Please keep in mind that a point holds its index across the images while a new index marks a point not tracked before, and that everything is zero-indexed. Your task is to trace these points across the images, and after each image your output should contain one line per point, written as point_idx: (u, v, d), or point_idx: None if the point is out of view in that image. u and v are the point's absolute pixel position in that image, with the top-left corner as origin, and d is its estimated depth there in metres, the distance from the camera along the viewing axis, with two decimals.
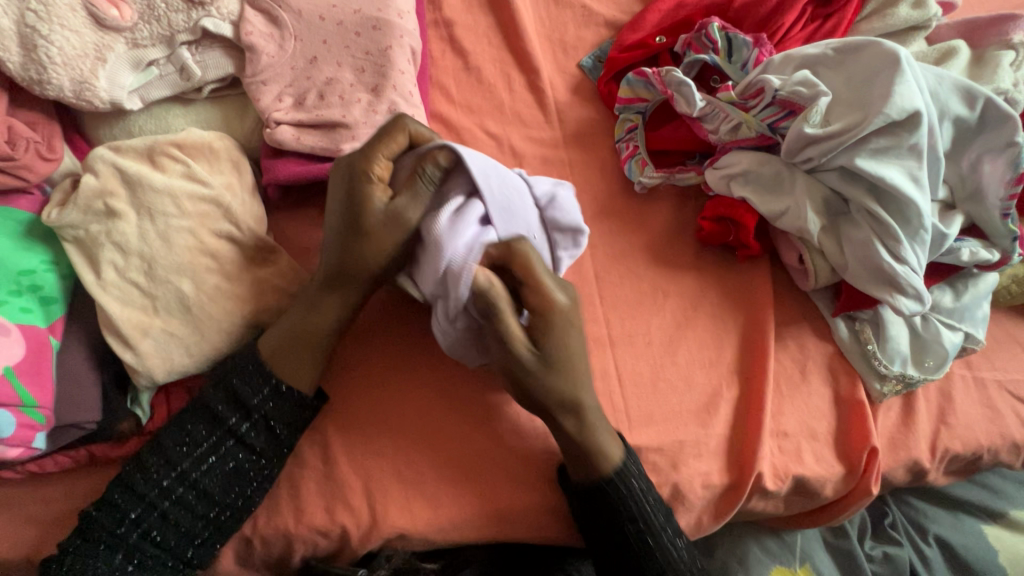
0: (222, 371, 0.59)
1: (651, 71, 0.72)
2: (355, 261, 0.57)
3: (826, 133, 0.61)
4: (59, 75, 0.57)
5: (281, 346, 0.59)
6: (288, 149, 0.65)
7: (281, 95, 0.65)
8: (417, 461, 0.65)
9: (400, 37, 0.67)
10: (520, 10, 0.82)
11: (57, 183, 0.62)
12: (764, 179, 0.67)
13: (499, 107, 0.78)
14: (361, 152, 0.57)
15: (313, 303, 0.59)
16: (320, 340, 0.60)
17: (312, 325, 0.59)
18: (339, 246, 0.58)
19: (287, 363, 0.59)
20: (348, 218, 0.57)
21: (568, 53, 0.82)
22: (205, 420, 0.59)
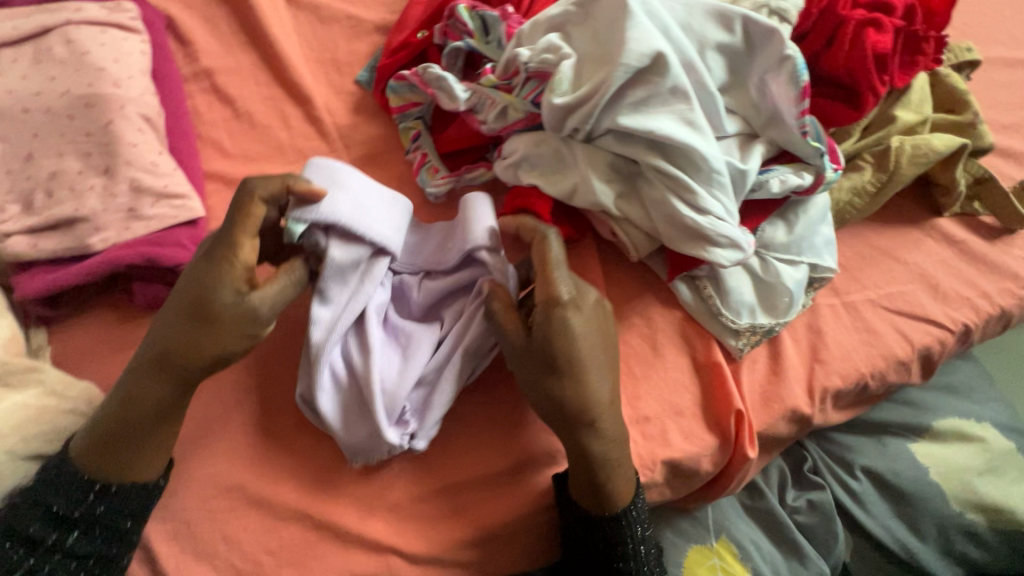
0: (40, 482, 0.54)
1: (409, 72, 0.67)
2: (185, 354, 0.53)
3: (577, 99, 0.56)
4: None
5: (102, 442, 0.54)
6: (32, 260, 0.60)
7: (4, 204, 0.59)
8: (254, 550, 0.60)
9: (120, 108, 0.62)
10: (278, 37, 0.75)
11: None
12: (546, 159, 0.62)
13: (278, 148, 0.72)
14: (224, 236, 0.54)
15: (128, 389, 0.54)
16: (146, 420, 0.54)
17: (127, 420, 0.54)
18: (166, 343, 0.54)
19: (112, 459, 0.54)
20: (180, 335, 0.53)
21: (342, 71, 0.76)
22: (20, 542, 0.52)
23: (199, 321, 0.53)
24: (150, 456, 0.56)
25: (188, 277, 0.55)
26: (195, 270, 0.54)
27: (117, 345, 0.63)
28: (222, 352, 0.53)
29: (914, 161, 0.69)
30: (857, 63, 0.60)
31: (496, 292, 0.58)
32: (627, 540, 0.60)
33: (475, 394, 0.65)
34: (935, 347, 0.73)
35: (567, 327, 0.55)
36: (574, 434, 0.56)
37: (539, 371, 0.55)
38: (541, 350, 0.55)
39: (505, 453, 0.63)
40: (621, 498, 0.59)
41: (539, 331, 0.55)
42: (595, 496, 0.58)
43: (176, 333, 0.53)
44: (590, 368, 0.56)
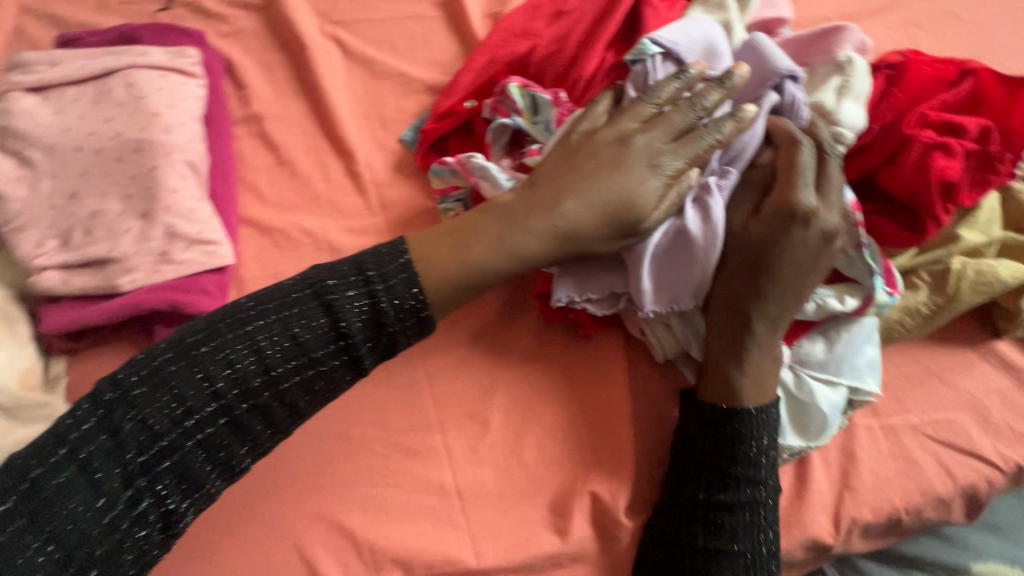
0: (268, 304, 0.51)
1: (452, 157, 0.66)
2: (574, 224, 0.56)
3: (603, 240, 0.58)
4: None
5: (426, 248, 0.56)
6: (62, 295, 0.61)
7: (43, 238, 0.60)
8: None
9: (167, 153, 0.63)
10: (329, 90, 0.76)
11: None
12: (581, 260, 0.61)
13: (315, 200, 0.73)
14: (646, 134, 0.57)
15: (520, 237, 0.56)
16: (482, 273, 0.56)
17: (506, 233, 0.57)
18: (598, 206, 0.56)
19: (434, 266, 0.55)
20: (606, 189, 0.56)
21: (387, 128, 0.76)
22: (241, 341, 0.50)
23: (611, 193, 0.56)
24: (459, 298, 0.56)
25: (560, 184, 0.57)
26: (624, 129, 0.58)
27: None
28: (591, 242, 0.57)
29: (975, 289, 0.65)
30: (920, 189, 0.56)
31: (785, 141, 0.56)
32: (751, 521, 0.57)
33: (481, 477, 0.62)
34: (982, 485, 0.68)
35: (820, 235, 0.55)
36: (733, 334, 0.58)
37: (746, 278, 0.57)
38: (748, 269, 0.57)
39: (507, 546, 0.60)
40: (768, 402, 0.59)
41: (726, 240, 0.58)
42: (726, 392, 0.58)
43: (568, 185, 0.57)
44: (814, 280, 0.57)
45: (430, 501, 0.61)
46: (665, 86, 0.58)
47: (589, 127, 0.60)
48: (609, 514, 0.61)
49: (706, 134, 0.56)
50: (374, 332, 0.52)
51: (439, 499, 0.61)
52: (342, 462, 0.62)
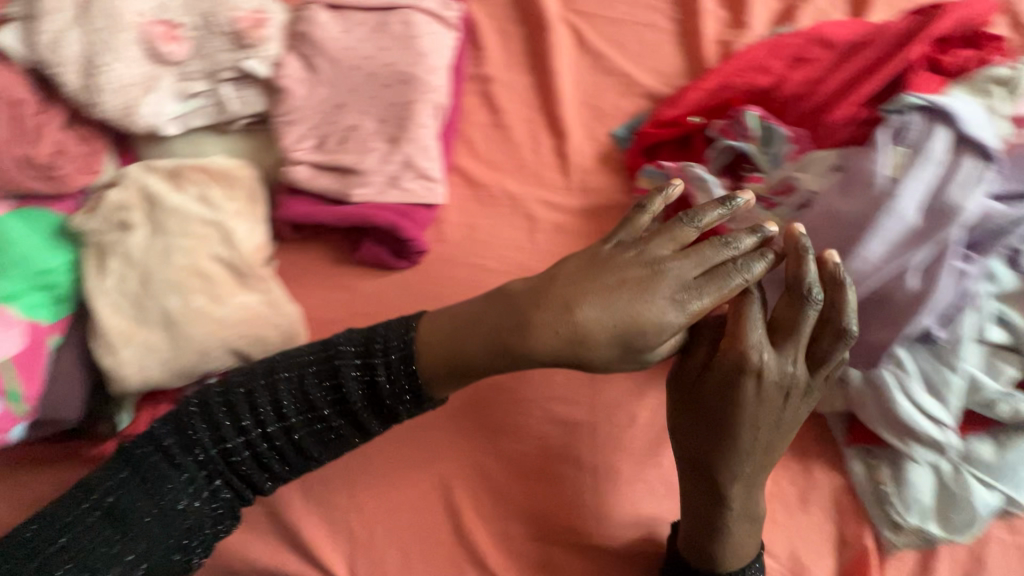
0: (330, 349, 0.55)
1: (670, 163, 0.69)
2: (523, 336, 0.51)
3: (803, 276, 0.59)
4: (111, 99, 0.62)
5: (444, 340, 0.54)
6: (303, 189, 0.68)
7: (304, 136, 0.67)
8: (370, 518, 0.64)
9: (425, 92, 0.68)
10: (559, 73, 0.81)
11: (95, 192, 0.66)
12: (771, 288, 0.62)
13: (520, 167, 0.78)
14: (654, 247, 0.53)
15: (517, 342, 0.51)
16: (507, 366, 0.53)
17: (497, 336, 0.53)
18: (622, 325, 0.50)
19: (439, 346, 0.54)
20: (625, 311, 0.50)
21: (600, 121, 0.80)
22: (325, 382, 0.54)
23: (555, 305, 0.51)
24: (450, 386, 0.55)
25: (563, 274, 0.53)
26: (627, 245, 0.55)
27: (328, 283, 0.71)
28: (594, 357, 0.51)
29: None
30: None
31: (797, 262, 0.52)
32: None
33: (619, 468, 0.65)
34: None
35: (755, 388, 0.53)
36: (705, 506, 0.57)
37: (700, 432, 0.56)
38: (720, 404, 0.54)
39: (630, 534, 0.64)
40: (742, 553, 0.57)
41: (725, 376, 0.53)
42: (703, 557, 0.57)
43: (587, 292, 0.51)
44: (763, 432, 0.55)
45: (562, 468, 0.65)
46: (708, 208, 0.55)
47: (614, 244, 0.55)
48: None
49: (735, 274, 0.51)
50: (373, 402, 0.54)
51: (573, 469, 0.64)
52: (388, 486, 0.64)
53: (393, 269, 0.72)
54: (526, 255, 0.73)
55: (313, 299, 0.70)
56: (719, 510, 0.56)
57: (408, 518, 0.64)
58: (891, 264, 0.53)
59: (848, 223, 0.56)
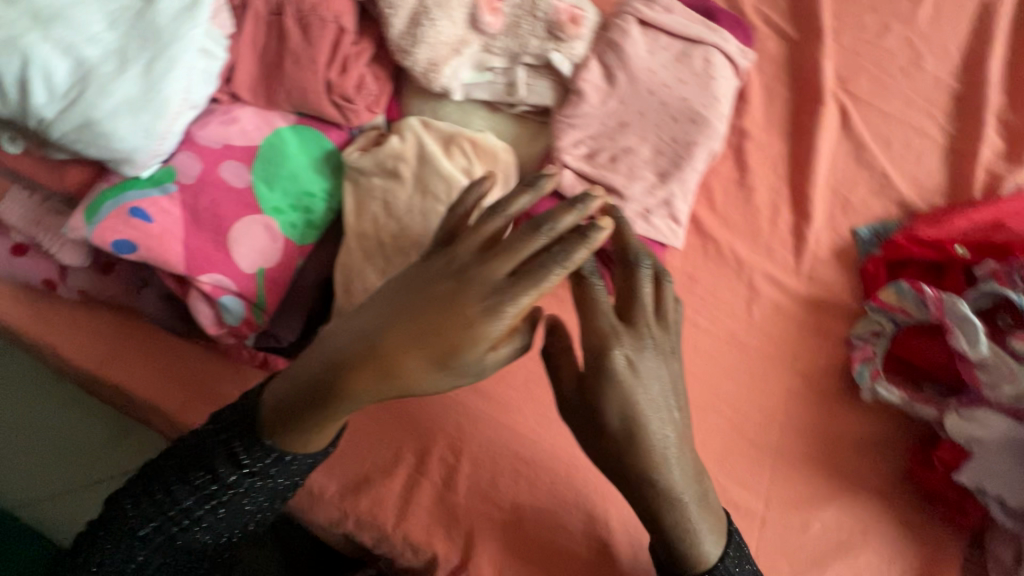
0: (227, 424, 0.52)
1: (930, 288, 0.64)
2: (394, 386, 0.43)
3: None
4: (423, 52, 0.63)
5: (281, 403, 0.48)
6: (559, 192, 0.67)
7: (580, 142, 0.66)
8: (524, 514, 0.63)
9: (710, 138, 0.67)
10: (819, 151, 0.78)
11: (365, 130, 0.67)
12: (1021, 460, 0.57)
13: (754, 234, 0.75)
14: (470, 261, 0.44)
15: (337, 381, 0.44)
16: (330, 415, 0.46)
17: (318, 384, 0.45)
18: (430, 351, 0.42)
19: (281, 424, 0.49)
20: (433, 331, 0.42)
21: (847, 213, 0.77)
22: (219, 453, 0.52)
23: (443, 343, 0.41)
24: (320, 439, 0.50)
25: (387, 312, 0.43)
26: (461, 266, 0.44)
27: None
28: (409, 384, 0.43)
29: None
30: None
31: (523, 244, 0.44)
32: None
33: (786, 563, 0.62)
34: None
35: (628, 366, 0.47)
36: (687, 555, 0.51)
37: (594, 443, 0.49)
38: (582, 408, 0.47)
39: None
40: (710, 531, 0.51)
41: (591, 351, 0.47)
42: None
43: (404, 338, 0.42)
44: (653, 408, 0.48)
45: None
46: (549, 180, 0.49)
47: (449, 257, 0.45)
48: None
49: (549, 264, 0.43)
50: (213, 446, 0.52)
51: None
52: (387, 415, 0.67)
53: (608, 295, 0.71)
54: (737, 324, 0.71)
55: None
56: (673, 498, 0.49)
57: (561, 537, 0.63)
58: None
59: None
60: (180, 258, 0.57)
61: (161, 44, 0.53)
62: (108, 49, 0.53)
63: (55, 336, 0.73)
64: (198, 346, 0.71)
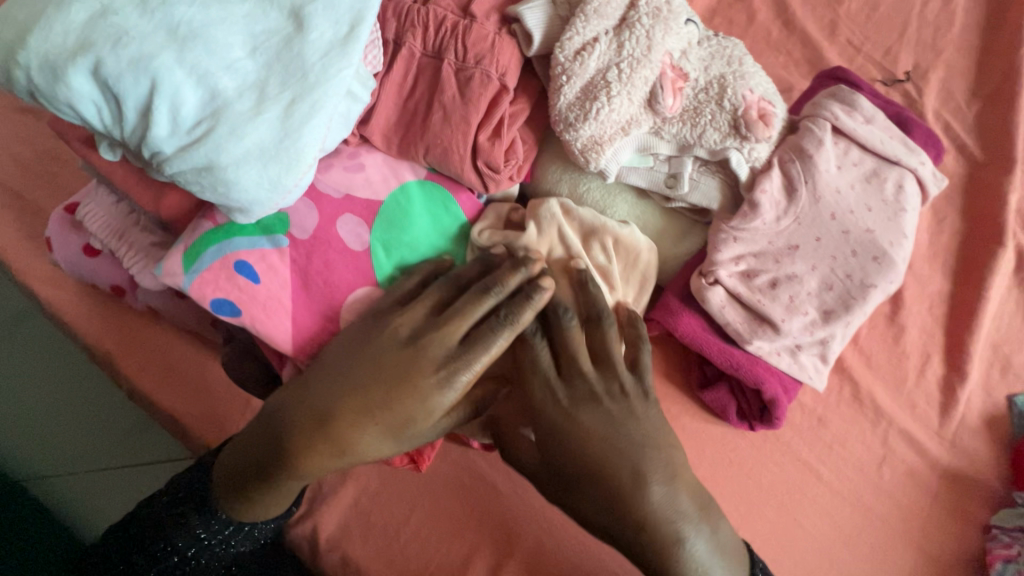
0: (185, 495, 0.56)
1: None
2: (335, 456, 0.46)
3: None
4: (589, 129, 0.53)
5: (231, 468, 0.51)
6: (703, 307, 0.59)
7: (739, 258, 0.57)
8: None
9: (889, 281, 0.58)
10: (988, 299, 0.68)
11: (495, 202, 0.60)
12: None
13: (898, 381, 0.66)
14: (409, 320, 0.49)
15: (298, 454, 0.46)
16: (275, 480, 0.48)
17: (277, 446, 0.47)
18: (378, 419, 0.46)
19: (240, 490, 0.51)
20: (399, 410, 0.46)
21: (1005, 377, 0.67)
22: (171, 528, 0.55)
23: (397, 417, 0.46)
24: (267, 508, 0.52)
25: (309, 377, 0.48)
26: (413, 330, 0.48)
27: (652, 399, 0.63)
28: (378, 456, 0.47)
29: None
30: None
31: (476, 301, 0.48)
32: None
33: None
34: None
35: (573, 417, 0.49)
36: None
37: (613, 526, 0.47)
38: (549, 480, 0.49)
39: None
40: (722, 569, 0.48)
41: (542, 422, 0.49)
42: None
43: (336, 394, 0.46)
44: (632, 452, 0.48)
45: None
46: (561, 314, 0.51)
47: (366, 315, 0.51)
48: None
49: (501, 331, 0.48)
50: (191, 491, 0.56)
51: None
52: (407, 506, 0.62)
53: (726, 422, 0.63)
54: (863, 483, 0.63)
55: None
56: (671, 538, 0.47)
57: None
58: None
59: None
60: (287, 337, 0.50)
61: (307, 84, 0.45)
62: (247, 81, 0.44)
63: (115, 346, 0.67)
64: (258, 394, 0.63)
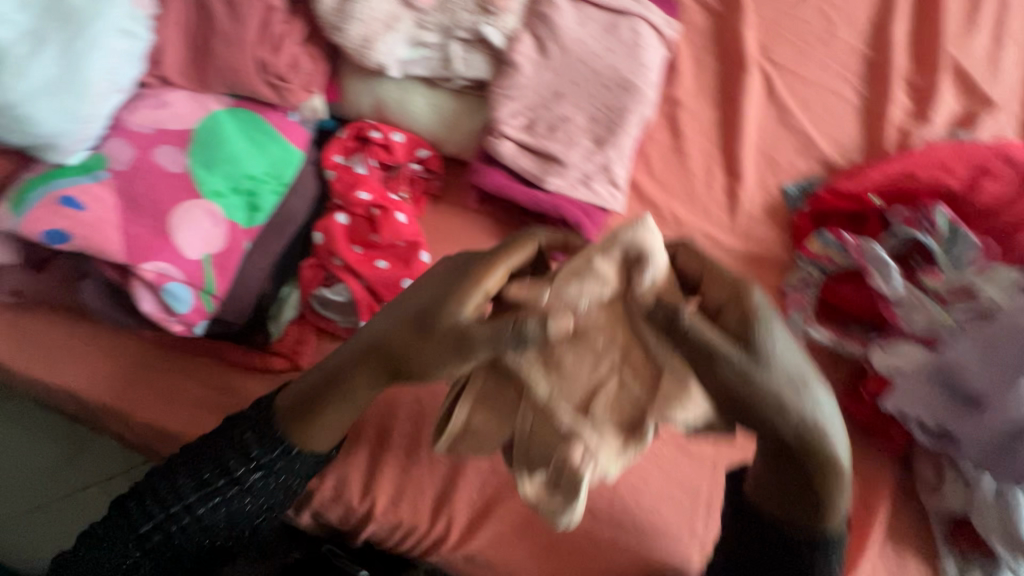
0: (245, 420, 0.57)
1: (850, 236, 0.71)
2: (404, 362, 0.46)
3: (958, 377, 0.60)
4: (354, 28, 0.64)
5: (292, 407, 0.53)
6: (502, 162, 0.69)
7: (517, 113, 0.68)
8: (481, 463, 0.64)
9: (640, 104, 0.70)
10: (746, 117, 0.82)
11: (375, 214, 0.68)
12: (932, 393, 0.61)
13: (691, 196, 0.79)
14: (484, 255, 0.44)
15: (342, 372, 0.51)
16: (337, 398, 0.52)
17: (332, 375, 0.51)
18: (412, 318, 0.45)
19: (299, 429, 0.54)
20: (449, 324, 0.43)
21: (775, 174, 0.81)
22: (212, 462, 0.55)
23: (427, 324, 0.44)
24: (328, 435, 0.54)
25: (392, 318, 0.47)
26: (466, 260, 0.45)
27: None
28: (414, 370, 0.46)
29: None
30: None
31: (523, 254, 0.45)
32: None
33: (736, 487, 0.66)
34: None
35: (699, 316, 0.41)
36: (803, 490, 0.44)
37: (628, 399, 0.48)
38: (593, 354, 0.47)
39: None
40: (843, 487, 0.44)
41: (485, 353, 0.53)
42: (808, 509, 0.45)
43: (418, 338, 0.45)
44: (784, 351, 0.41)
45: (677, 494, 0.66)
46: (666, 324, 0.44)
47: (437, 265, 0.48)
48: None
49: (585, 278, 0.43)
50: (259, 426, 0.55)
51: (688, 497, 0.66)
52: None
53: None
54: None
55: None
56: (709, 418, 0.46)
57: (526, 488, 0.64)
58: None
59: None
60: (118, 246, 0.55)
61: (78, 27, 0.54)
62: (22, 31, 0.52)
63: None
64: (135, 343, 0.68)
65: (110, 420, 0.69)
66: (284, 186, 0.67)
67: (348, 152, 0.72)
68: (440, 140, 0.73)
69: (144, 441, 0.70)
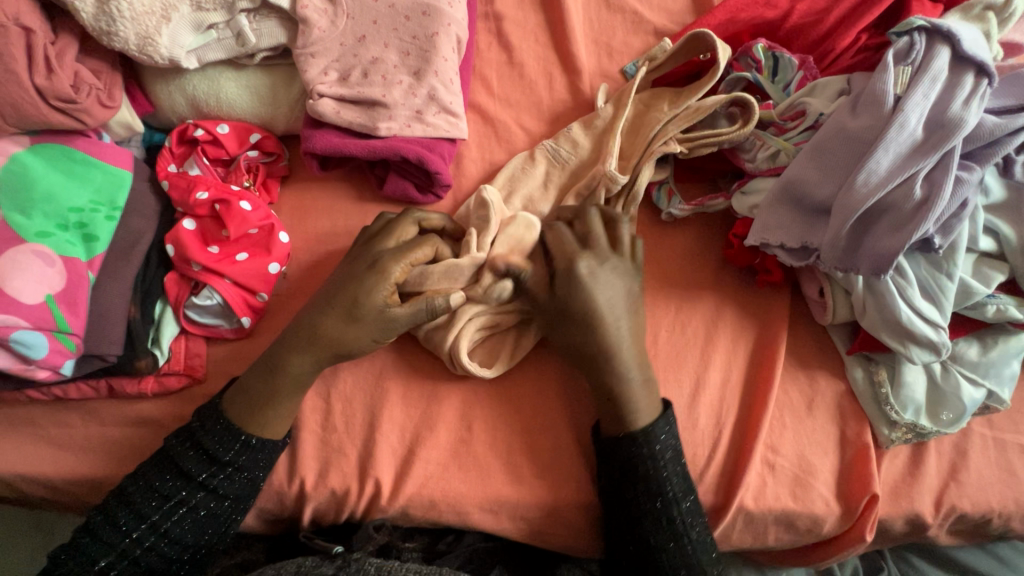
0: (198, 428, 0.61)
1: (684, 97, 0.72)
2: (328, 343, 0.61)
3: (805, 194, 0.62)
4: (126, 28, 0.62)
5: (240, 401, 0.61)
6: (328, 122, 0.68)
7: (327, 69, 0.68)
8: (395, 414, 0.66)
9: (447, 25, 0.70)
10: (569, 10, 0.82)
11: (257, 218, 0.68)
12: (788, 217, 0.64)
13: (537, 104, 0.79)
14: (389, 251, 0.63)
15: (276, 359, 0.61)
16: (285, 388, 0.61)
17: (267, 368, 0.61)
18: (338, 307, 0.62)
19: (241, 412, 0.61)
20: (352, 303, 0.61)
21: (613, 59, 0.81)
22: (175, 473, 0.59)
23: (348, 313, 0.61)
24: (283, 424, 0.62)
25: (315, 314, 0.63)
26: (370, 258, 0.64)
27: (348, 221, 0.72)
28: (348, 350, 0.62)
29: None
30: None
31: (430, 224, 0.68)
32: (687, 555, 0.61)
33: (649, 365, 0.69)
34: None
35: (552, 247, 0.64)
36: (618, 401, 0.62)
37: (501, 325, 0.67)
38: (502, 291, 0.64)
39: None
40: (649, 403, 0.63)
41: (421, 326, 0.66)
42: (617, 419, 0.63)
43: (342, 325, 0.61)
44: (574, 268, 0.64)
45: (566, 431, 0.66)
46: (673, 145, 0.69)
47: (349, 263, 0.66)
48: (744, 447, 0.68)
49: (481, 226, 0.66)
50: (217, 433, 0.60)
51: None
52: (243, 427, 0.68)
53: (418, 203, 0.73)
54: None
55: (342, 233, 0.72)
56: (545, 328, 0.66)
57: (447, 424, 0.66)
58: (901, 174, 0.56)
59: (860, 139, 0.60)
60: None
61: None
62: None
63: None
64: (27, 407, 0.66)
65: (33, 489, 0.68)
66: (118, 209, 0.65)
67: (180, 160, 0.71)
68: (266, 119, 0.71)
69: (74, 497, 0.69)
